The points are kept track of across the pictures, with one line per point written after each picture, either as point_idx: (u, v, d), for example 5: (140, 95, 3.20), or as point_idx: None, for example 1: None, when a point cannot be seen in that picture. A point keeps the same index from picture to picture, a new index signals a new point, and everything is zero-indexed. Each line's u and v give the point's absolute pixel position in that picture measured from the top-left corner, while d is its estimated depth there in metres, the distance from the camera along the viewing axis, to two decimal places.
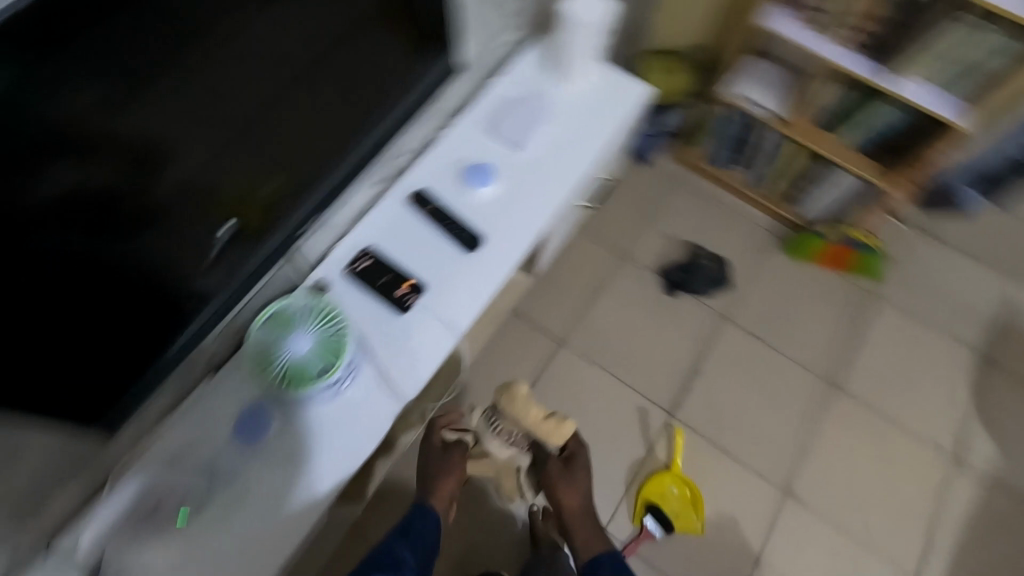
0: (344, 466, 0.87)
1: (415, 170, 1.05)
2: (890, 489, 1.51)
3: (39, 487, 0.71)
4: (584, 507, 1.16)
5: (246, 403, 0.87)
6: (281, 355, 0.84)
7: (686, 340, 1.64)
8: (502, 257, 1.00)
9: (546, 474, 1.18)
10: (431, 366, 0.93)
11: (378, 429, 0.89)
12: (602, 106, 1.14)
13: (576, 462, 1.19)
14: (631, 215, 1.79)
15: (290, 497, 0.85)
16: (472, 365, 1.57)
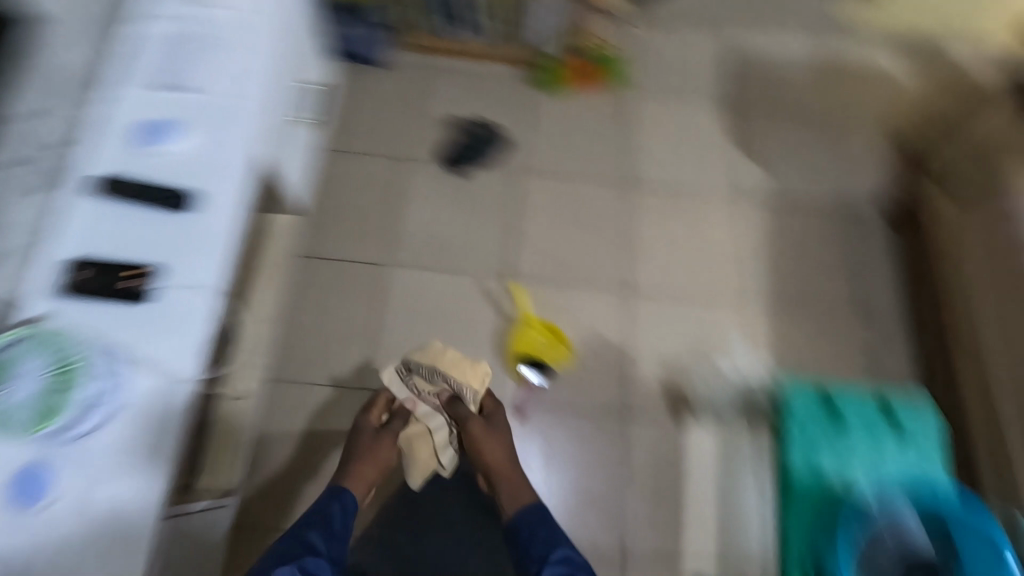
0: (156, 469, 0.80)
1: (81, 159, 0.93)
2: (702, 244, 1.71)
3: None
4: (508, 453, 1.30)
5: (9, 469, 0.77)
6: (14, 401, 0.79)
7: (493, 206, 1.68)
8: (222, 200, 0.92)
9: (470, 429, 1.31)
10: (198, 334, 0.86)
11: (177, 425, 0.83)
12: (262, 10, 1.06)
13: (495, 417, 1.35)
14: (390, 117, 1.75)
15: (113, 537, 0.78)
16: (305, 326, 1.52)
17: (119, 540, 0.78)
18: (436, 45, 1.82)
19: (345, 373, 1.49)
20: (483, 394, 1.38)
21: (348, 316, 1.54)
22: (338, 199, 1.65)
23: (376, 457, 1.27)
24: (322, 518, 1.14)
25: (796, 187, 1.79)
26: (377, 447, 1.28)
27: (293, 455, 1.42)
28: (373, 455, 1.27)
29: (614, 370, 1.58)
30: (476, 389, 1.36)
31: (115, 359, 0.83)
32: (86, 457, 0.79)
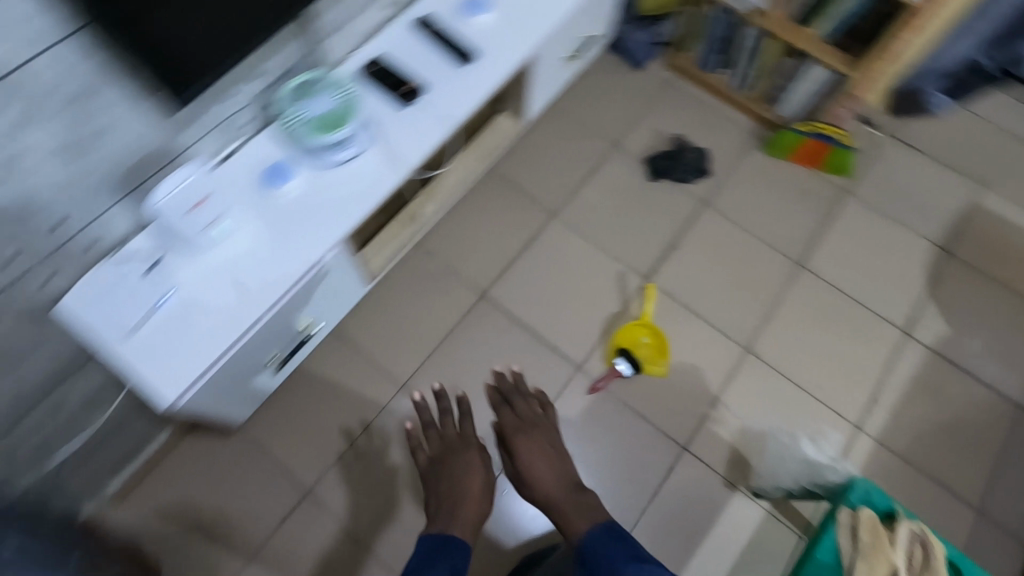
0: (348, 219, 0.99)
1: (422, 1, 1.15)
2: (843, 354, 1.62)
3: (91, 192, 0.83)
4: (548, 459, 1.28)
5: (271, 159, 0.99)
6: (306, 113, 0.98)
7: (665, 217, 1.77)
8: (489, 71, 1.11)
9: (512, 436, 1.31)
10: (430, 146, 1.05)
11: (378, 198, 1.00)
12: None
13: (521, 407, 1.38)
14: (622, 109, 1.91)
15: (310, 243, 0.96)
16: (462, 224, 1.71)
17: (312, 248, 0.96)
18: (695, 74, 1.94)
19: (474, 280, 1.66)
20: (511, 396, 1.39)
21: (498, 236, 1.71)
22: (541, 146, 1.84)
23: (473, 475, 1.21)
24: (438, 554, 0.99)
25: (970, 355, 1.65)
26: (463, 457, 1.26)
27: (398, 313, 1.61)
28: (471, 475, 1.21)
29: (697, 408, 1.54)
30: (493, 395, 1.40)
31: (374, 136, 1.03)
32: (324, 183, 1.00)
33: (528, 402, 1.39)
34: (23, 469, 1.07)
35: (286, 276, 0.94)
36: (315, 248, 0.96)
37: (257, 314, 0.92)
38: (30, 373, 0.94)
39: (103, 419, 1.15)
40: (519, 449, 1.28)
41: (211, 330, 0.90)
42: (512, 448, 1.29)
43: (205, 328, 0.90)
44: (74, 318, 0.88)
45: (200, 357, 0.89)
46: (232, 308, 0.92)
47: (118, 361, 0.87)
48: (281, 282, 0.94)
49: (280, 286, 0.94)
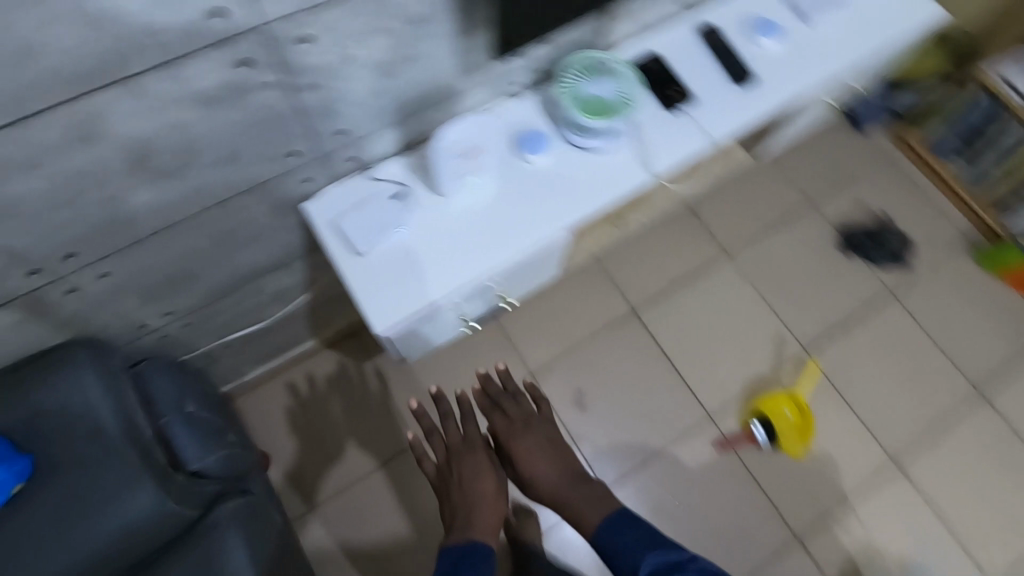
0: (587, 207, 0.96)
1: (711, 9, 1.10)
2: (1000, 504, 1.45)
3: (374, 113, 0.84)
4: (553, 458, 1.16)
5: (529, 125, 0.97)
6: (585, 91, 0.94)
7: (843, 294, 1.63)
8: (762, 99, 1.04)
9: (509, 437, 1.16)
10: (683, 159, 1.00)
11: (622, 194, 0.97)
12: (904, 9, 1.14)
13: (512, 403, 1.21)
14: (829, 167, 1.77)
15: (545, 222, 0.94)
16: (632, 234, 1.65)
17: (547, 227, 0.94)
18: (925, 155, 1.76)
19: (630, 295, 1.59)
20: (501, 394, 1.21)
21: (666, 257, 1.63)
22: (735, 180, 1.73)
23: (489, 482, 1.10)
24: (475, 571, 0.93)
25: None
26: (471, 463, 1.13)
27: (546, 301, 1.56)
28: (485, 483, 1.10)
29: (822, 502, 1.43)
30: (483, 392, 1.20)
31: (632, 133, 0.99)
32: (574, 166, 0.97)
33: (515, 397, 1.22)
34: (205, 336, 1.12)
35: (516, 247, 0.93)
36: (550, 228, 0.94)
37: (481, 275, 0.92)
38: (254, 255, 0.98)
39: (278, 314, 1.20)
40: (523, 454, 1.14)
41: (434, 276, 0.91)
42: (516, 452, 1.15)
43: (430, 272, 0.91)
44: (318, 223, 0.90)
45: (421, 298, 0.89)
46: (458, 261, 0.92)
47: (346, 275, 0.89)
48: (509, 251, 0.93)
49: (508, 254, 0.92)
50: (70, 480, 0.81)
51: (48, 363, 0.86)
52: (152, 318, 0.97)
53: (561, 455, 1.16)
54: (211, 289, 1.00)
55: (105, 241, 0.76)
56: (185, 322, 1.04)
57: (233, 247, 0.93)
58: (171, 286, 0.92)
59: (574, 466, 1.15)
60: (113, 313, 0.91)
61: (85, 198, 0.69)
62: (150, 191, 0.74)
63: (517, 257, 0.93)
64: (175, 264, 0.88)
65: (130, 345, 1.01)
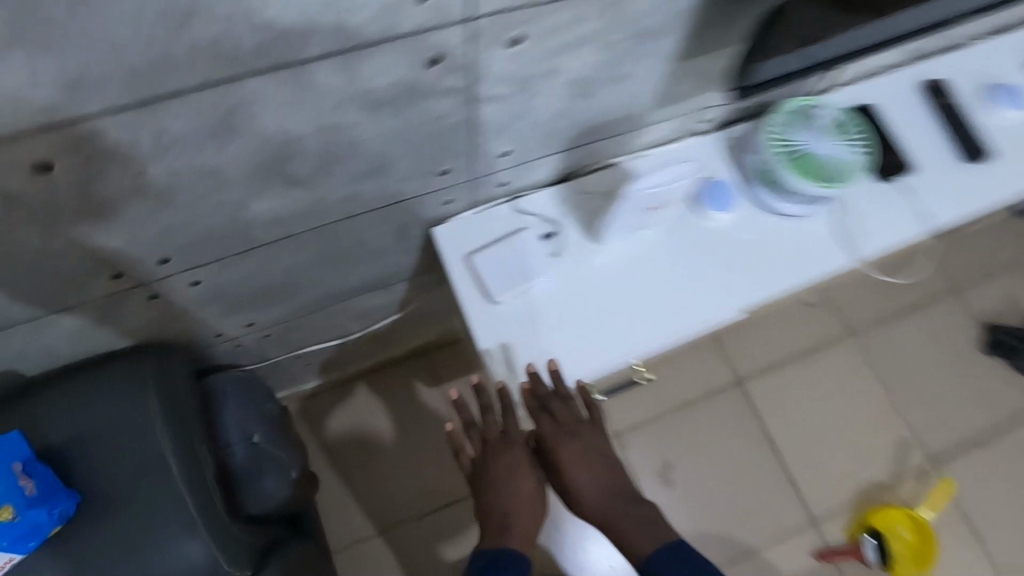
0: (769, 285, 0.77)
1: (939, 64, 0.90)
2: None
3: (547, 136, 0.68)
4: (602, 471, 0.79)
5: (713, 175, 0.80)
6: (801, 147, 0.75)
7: (981, 403, 1.41)
8: (996, 183, 0.84)
9: (555, 438, 0.78)
10: (893, 244, 0.80)
11: (813, 277, 0.78)
12: None
13: (561, 413, 0.77)
14: (980, 253, 1.55)
15: (721, 296, 0.76)
16: None
17: (723, 303, 0.76)
18: None
19: (737, 363, 1.40)
20: (551, 397, 0.73)
21: (783, 327, 1.43)
22: None
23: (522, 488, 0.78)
24: None
25: None
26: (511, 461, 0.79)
27: None
28: (517, 487, 0.78)
29: None
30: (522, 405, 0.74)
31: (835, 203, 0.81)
32: (760, 231, 0.79)
33: (566, 405, 0.77)
34: (279, 347, 0.97)
35: (684, 322, 0.74)
36: (726, 305, 0.76)
37: (639, 349, 0.73)
38: (359, 273, 0.82)
39: (359, 331, 1.05)
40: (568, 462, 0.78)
41: (582, 343, 0.73)
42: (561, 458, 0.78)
43: (578, 337, 0.73)
44: (452, 256, 0.75)
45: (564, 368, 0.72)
46: (613, 328, 0.74)
47: (477, 325, 0.73)
48: (676, 326, 0.74)
49: (674, 330, 0.74)
50: (110, 527, 0.65)
51: (113, 371, 0.71)
52: (231, 327, 0.83)
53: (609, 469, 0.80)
54: (300, 304, 0.85)
55: (208, 247, 0.61)
56: (264, 334, 0.90)
57: (342, 264, 0.78)
58: (262, 299, 0.77)
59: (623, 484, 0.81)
60: (193, 321, 0.77)
61: (199, 200, 0.54)
62: (275, 199, 0.59)
63: (684, 335, 0.75)
64: (275, 278, 0.73)
65: (200, 352, 0.87)
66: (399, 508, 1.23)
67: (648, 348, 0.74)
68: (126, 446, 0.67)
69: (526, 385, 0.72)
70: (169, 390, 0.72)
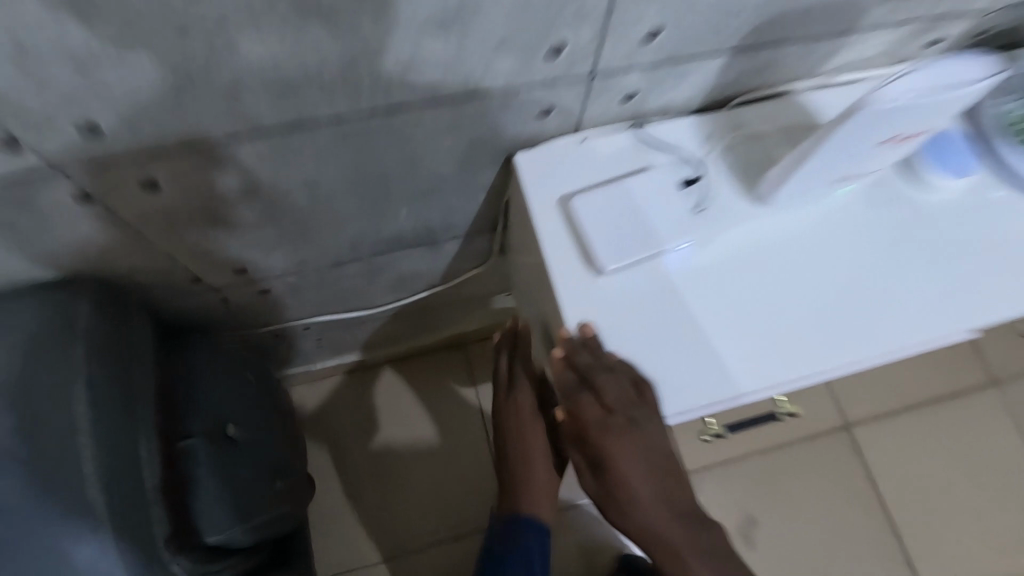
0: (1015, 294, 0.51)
1: None
2: None
3: (719, 17, 0.43)
4: (669, 491, 0.44)
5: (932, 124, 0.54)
6: None
7: None
8: None
9: (592, 430, 0.43)
10: None
11: None
12: None
13: (613, 390, 0.43)
14: None
15: (934, 300, 0.50)
16: None
17: (938, 313, 0.50)
18: None
19: (848, 405, 1.11)
20: (594, 368, 0.43)
21: (910, 366, 1.14)
22: None
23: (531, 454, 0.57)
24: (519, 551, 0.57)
25: None
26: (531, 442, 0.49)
27: None
28: (524, 455, 0.57)
29: None
30: (556, 379, 0.45)
31: None
32: (991, 215, 0.53)
33: (622, 374, 0.43)
34: (282, 313, 0.73)
35: (880, 337, 0.49)
36: (944, 317, 0.50)
37: (813, 371, 0.48)
38: (400, 215, 0.58)
39: (386, 306, 0.80)
40: (609, 473, 0.43)
41: (729, 350, 0.47)
42: (600, 465, 0.43)
43: (724, 339, 0.47)
44: (544, 197, 0.50)
45: (701, 386, 0.46)
46: (776, 332, 0.48)
47: (573, 302, 0.47)
48: (868, 343, 0.49)
49: (866, 348, 0.49)
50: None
51: (31, 309, 0.48)
52: (214, 273, 0.59)
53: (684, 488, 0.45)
54: (314, 255, 0.61)
55: (169, 122, 0.38)
56: (262, 290, 0.66)
57: (378, 196, 0.53)
58: (258, 235, 0.53)
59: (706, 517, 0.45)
60: (158, 257, 0.53)
61: (154, 10, 0.31)
62: (282, 46, 0.35)
63: (875, 357, 0.49)
64: (281, 202, 0.49)
65: (171, 304, 0.62)
66: (414, 530, 0.98)
67: (825, 371, 0.48)
68: (25, 423, 0.44)
69: (560, 350, 0.44)
70: (108, 345, 0.49)
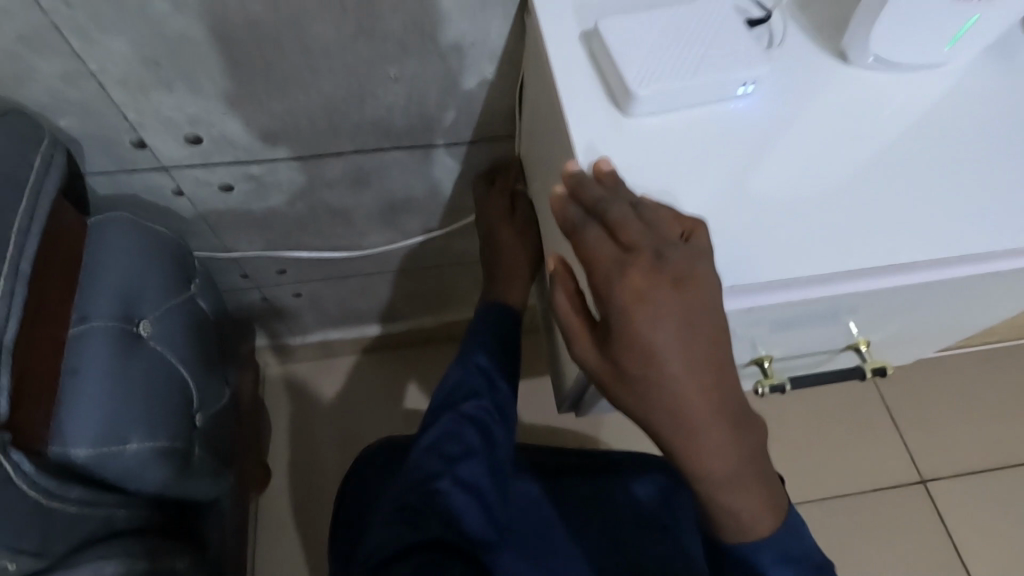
0: None
1: None
2: None
3: None
4: (706, 373, 0.29)
5: None
6: None
7: None
8: None
9: (598, 274, 0.29)
10: None
11: None
12: None
13: (636, 225, 0.29)
14: None
15: None
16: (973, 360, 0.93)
17: None
18: None
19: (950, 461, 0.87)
20: (610, 198, 0.30)
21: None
22: None
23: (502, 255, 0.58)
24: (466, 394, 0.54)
25: None
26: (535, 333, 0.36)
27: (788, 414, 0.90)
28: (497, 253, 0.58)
29: None
30: (555, 219, 0.32)
31: None
32: None
33: (648, 209, 0.30)
34: (248, 235, 0.62)
35: (968, 230, 0.35)
36: None
37: (854, 265, 0.33)
38: (387, 85, 0.47)
39: (374, 250, 0.69)
40: (626, 336, 0.29)
41: (770, 222, 0.34)
42: (606, 321, 0.29)
43: (745, 206, 0.34)
44: (563, 26, 0.39)
45: (727, 262, 0.33)
46: (809, 207, 0.35)
47: (584, 126, 0.35)
48: (921, 242, 0.34)
49: (919, 250, 0.34)
50: None
51: None
52: (161, 141, 0.48)
53: (732, 373, 0.29)
54: (282, 135, 0.50)
55: None
56: (222, 187, 0.55)
57: (358, 40, 0.43)
58: (209, 72, 0.43)
59: (756, 423, 0.31)
60: (85, 90, 0.43)
61: None
62: None
63: (964, 261, 0.35)
64: (233, 12, 0.39)
65: (111, 184, 0.52)
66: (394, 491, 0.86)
67: (864, 269, 0.34)
68: None
69: (565, 185, 0.32)
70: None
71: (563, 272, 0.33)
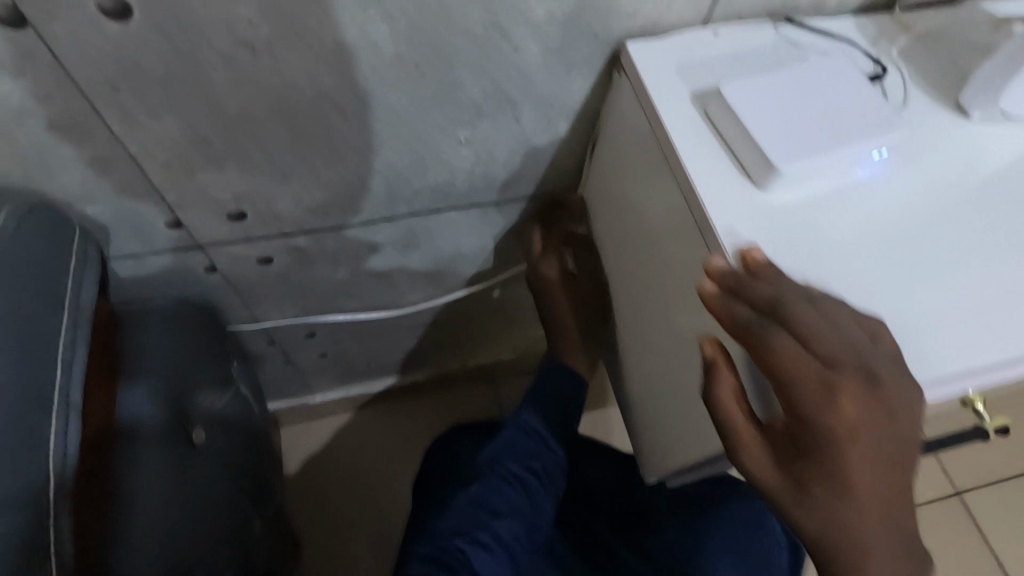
0: None
1: None
2: None
3: None
4: (905, 513, 0.26)
5: None
6: None
7: None
8: None
9: (797, 394, 0.26)
10: None
11: None
12: None
13: (832, 334, 0.26)
14: None
15: None
16: None
17: None
18: None
19: None
20: (791, 301, 0.27)
21: None
22: None
23: (565, 314, 0.55)
24: (516, 454, 0.50)
25: None
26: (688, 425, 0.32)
27: None
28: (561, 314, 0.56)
29: None
30: (724, 321, 0.28)
31: None
32: None
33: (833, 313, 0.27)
34: (279, 304, 0.57)
35: None
36: None
37: (1017, 355, 0.31)
38: (453, 148, 0.43)
39: (410, 308, 0.64)
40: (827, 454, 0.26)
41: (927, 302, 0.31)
42: (803, 440, 0.26)
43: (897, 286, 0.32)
44: (673, 93, 0.36)
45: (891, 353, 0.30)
46: (964, 282, 0.32)
47: (716, 207, 0.32)
48: None
49: None
50: None
51: None
52: (200, 222, 0.43)
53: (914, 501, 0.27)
54: (332, 205, 0.45)
55: None
56: (261, 260, 0.49)
57: (433, 105, 0.39)
58: (265, 148, 0.38)
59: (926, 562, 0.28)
60: (121, 173, 0.37)
61: None
62: None
63: None
64: (301, 83, 0.35)
65: (137, 266, 0.46)
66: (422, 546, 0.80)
67: None
68: None
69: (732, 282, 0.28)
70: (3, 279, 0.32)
71: (724, 364, 0.29)
